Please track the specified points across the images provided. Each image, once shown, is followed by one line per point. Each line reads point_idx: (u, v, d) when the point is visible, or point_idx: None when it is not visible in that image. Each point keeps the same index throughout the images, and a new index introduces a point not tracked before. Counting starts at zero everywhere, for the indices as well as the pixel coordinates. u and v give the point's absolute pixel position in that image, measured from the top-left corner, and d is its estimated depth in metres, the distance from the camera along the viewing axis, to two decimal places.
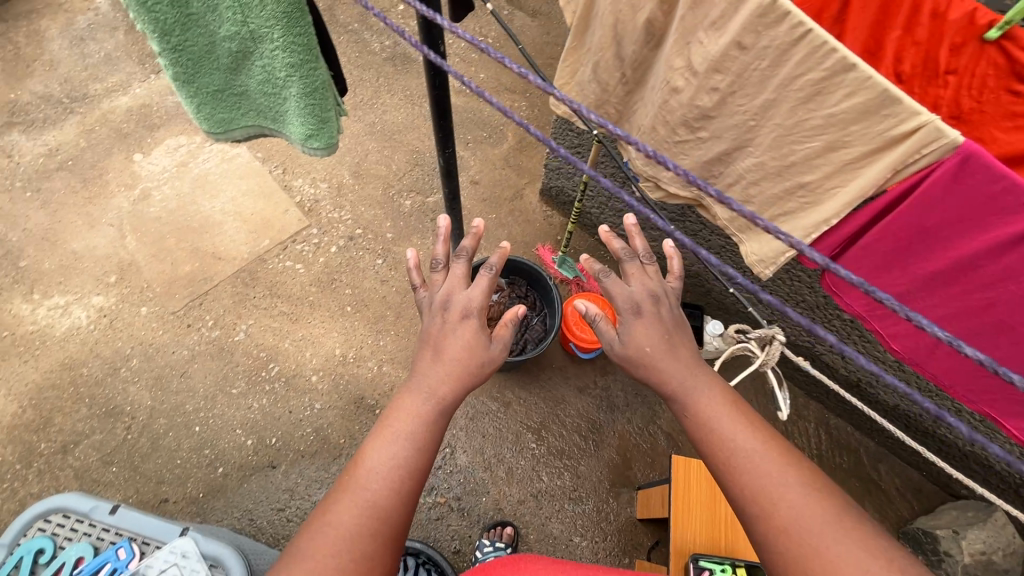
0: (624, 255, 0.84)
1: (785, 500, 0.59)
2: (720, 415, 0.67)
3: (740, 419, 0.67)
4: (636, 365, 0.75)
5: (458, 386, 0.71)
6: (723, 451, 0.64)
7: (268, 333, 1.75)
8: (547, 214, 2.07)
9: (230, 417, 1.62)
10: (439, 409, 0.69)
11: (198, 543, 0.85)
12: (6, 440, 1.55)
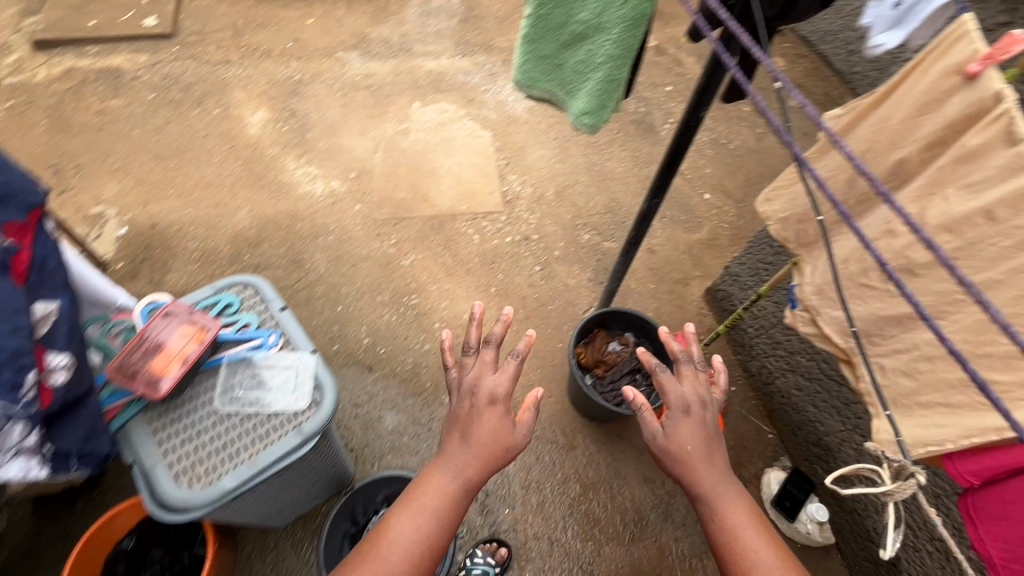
0: (681, 357, 1.06)
1: None
2: (744, 530, 0.89)
3: (760, 538, 0.88)
4: (675, 457, 0.94)
5: (481, 467, 0.92)
6: (745, 560, 0.86)
7: (425, 272, 2.01)
8: (701, 311, 2.06)
9: (363, 315, 1.88)
10: (460, 485, 0.91)
11: (316, 365, 1.06)
12: (228, 240, 2.01)
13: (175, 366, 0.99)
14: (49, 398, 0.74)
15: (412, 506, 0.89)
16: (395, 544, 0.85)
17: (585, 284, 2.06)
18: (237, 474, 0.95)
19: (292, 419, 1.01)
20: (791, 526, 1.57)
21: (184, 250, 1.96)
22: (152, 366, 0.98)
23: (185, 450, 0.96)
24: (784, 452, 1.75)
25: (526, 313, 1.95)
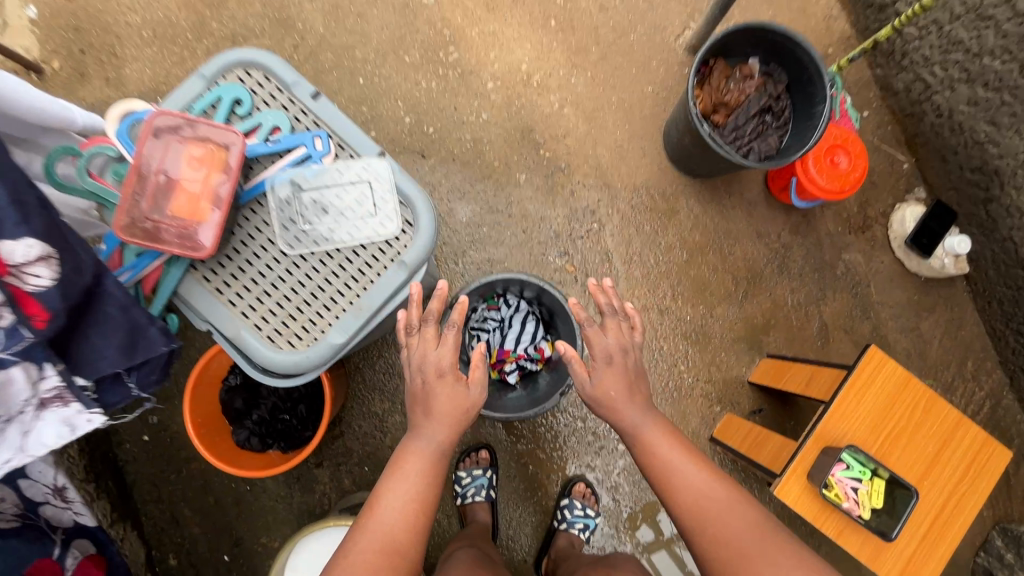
0: (605, 310, 1.06)
1: (710, 508, 0.94)
2: (663, 450, 1.01)
3: (681, 453, 1.00)
4: (600, 403, 1.04)
5: (452, 431, 0.90)
6: (669, 481, 0.98)
7: (458, 11, 1.47)
8: (831, 13, 1.51)
9: (395, 85, 1.45)
10: (439, 451, 0.89)
11: (394, 174, 0.76)
12: (181, 3, 1.44)
13: (207, 208, 0.69)
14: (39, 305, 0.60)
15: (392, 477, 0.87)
16: (386, 513, 0.83)
17: None
18: (344, 323, 0.74)
19: (388, 249, 0.76)
20: (923, 262, 1.43)
21: (128, 27, 1.43)
22: (173, 216, 0.69)
23: (266, 308, 0.74)
24: (920, 184, 1.49)
25: (602, 52, 1.48)
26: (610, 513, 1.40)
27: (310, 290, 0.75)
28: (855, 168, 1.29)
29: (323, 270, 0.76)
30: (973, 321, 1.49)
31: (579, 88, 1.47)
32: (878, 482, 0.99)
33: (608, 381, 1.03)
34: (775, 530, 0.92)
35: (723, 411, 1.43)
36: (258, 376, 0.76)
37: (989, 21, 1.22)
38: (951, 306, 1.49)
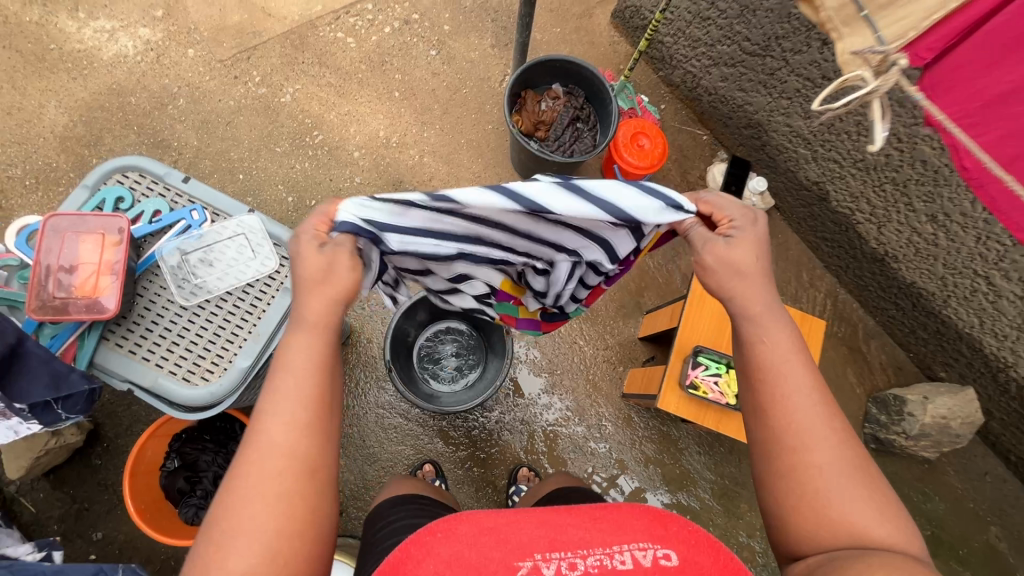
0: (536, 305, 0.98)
1: (818, 474, 0.68)
2: (784, 361, 0.73)
3: (805, 372, 0.73)
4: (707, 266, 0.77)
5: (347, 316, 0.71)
6: (783, 416, 0.71)
7: (314, 102, 1.72)
8: (614, 40, 1.89)
9: (273, 173, 1.65)
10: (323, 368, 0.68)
11: (264, 223, 0.94)
12: (60, 149, 1.59)
13: (106, 280, 0.83)
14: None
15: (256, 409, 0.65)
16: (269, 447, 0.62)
17: (489, 51, 1.83)
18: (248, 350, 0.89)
19: (273, 281, 0.93)
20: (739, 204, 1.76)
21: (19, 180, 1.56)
22: (83, 293, 0.82)
23: (178, 355, 0.88)
24: (720, 148, 1.85)
25: (442, 107, 1.77)
26: None
27: (213, 332, 0.90)
28: (657, 146, 1.60)
29: (221, 312, 0.91)
30: (795, 241, 1.81)
31: (432, 139, 1.74)
32: (732, 372, 1.22)
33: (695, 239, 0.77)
34: (874, 490, 0.69)
35: (627, 368, 1.63)
36: (186, 413, 0.88)
37: (709, 18, 1.59)
38: (775, 234, 1.80)
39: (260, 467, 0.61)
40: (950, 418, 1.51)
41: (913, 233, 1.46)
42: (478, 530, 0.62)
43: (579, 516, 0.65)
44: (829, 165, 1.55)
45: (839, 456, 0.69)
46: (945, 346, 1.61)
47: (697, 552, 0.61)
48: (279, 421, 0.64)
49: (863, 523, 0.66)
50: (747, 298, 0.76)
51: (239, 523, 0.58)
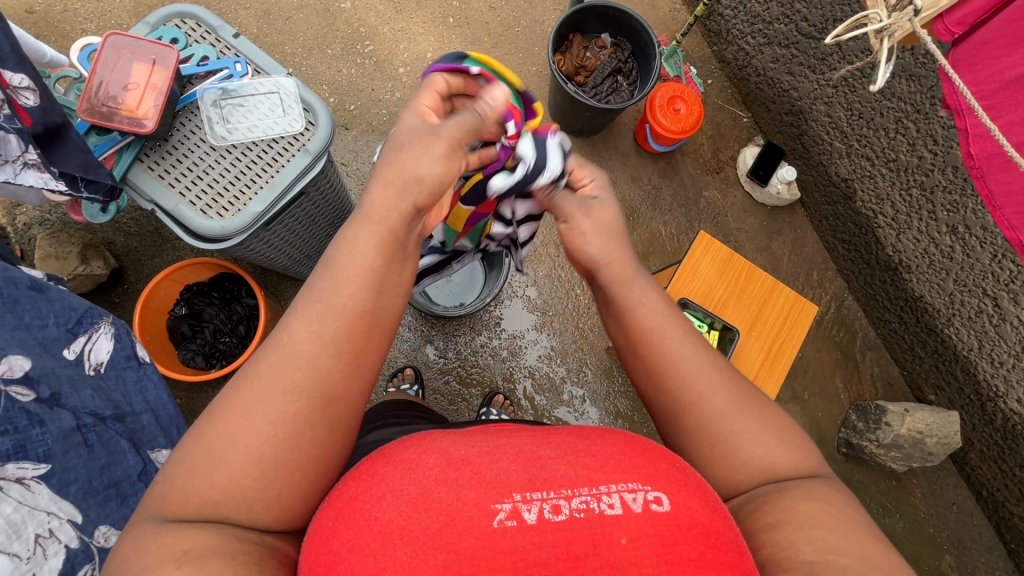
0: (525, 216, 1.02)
1: (720, 431, 0.62)
2: (667, 328, 0.66)
3: (684, 330, 0.67)
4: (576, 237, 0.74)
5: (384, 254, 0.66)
6: (673, 380, 0.64)
7: (372, 13, 1.78)
8: (674, 7, 1.87)
9: (321, 73, 1.73)
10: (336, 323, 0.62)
11: (298, 88, 1.00)
12: (132, 14, 1.69)
13: (150, 100, 0.90)
14: (26, 116, 0.78)
15: (296, 304, 0.63)
16: (258, 385, 0.59)
17: None
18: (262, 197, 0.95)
19: (295, 143, 0.99)
20: (763, 191, 1.74)
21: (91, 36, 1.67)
22: (127, 110, 0.90)
23: (198, 189, 0.96)
24: (758, 133, 1.83)
25: (492, 41, 1.80)
26: None
27: (233, 177, 0.97)
28: (692, 113, 1.61)
29: (244, 161, 0.98)
30: (813, 239, 1.78)
31: None
32: (714, 333, 1.26)
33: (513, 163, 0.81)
34: (779, 413, 0.65)
35: None
36: (193, 243, 0.96)
37: None
38: (795, 228, 1.78)
39: (253, 393, 0.59)
40: (925, 433, 1.55)
41: (931, 244, 1.44)
42: (444, 463, 0.53)
43: (560, 451, 0.56)
44: (862, 163, 1.53)
45: (731, 393, 0.63)
46: (938, 367, 1.60)
47: (686, 497, 0.53)
48: (307, 321, 0.61)
49: (763, 458, 0.61)
50: (619, 266, 0.71)
51: (251, 411, 0.58)
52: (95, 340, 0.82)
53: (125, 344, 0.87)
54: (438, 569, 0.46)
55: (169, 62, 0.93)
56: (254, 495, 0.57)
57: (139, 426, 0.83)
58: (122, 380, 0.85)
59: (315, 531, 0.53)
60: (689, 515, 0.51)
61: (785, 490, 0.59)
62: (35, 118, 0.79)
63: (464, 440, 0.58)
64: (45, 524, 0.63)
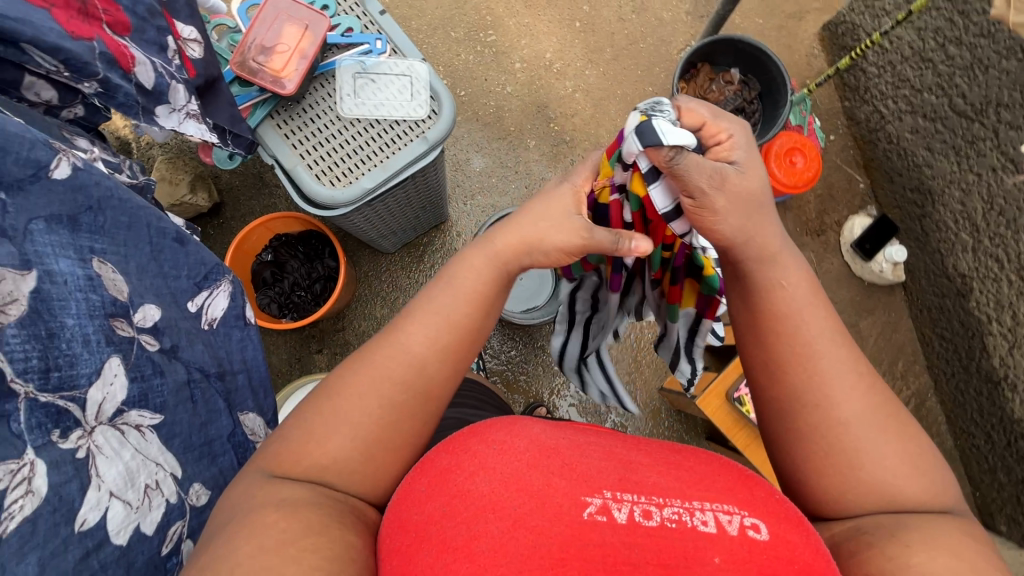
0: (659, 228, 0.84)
1: (843, 432, 0.62)
2: (806, 316, 0.66)
3: (827, 323, 0.67)
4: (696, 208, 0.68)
5: (494, 286, 0.74)
6: (802, 370, 0.65)
7: (501, 4, 1.77)
8: (812, 52, 1.76)
9: (439, 54, 1.74)
10: (450, 330, 0.70)
11: (429, 74, 1.01)
12: None
13: (295, 62, 0.94)
14: (192, 66, 0.83)
15: (410, 308, 0.71)
16: (380, 364, 0.67)
17: (683, 16, 1.78)
18: (374, 175, 0.97)
19: (416, 128, 1.00)
20: (865, 265, 1.63)
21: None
22: (271, 65, 0.93)
23: (319, 154, 0.99)
24: (871, 203, 1.69)
25: (614, 53, 1.76)
26: None
27: (353, 150, 0.99)
28: (809, 169, 1.52)
29: (365, 137, 1.00)
30: (907, 326, 1.65)
31: (591, 80, 1.75)
32: None
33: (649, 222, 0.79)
34: (924, 445, 0.64)
35: None
36: (303, 205, 0.99)
37: (930, 62, 1.44)
38: (889, 311, 1.66)
39: (382, 366, 0.67)
40: None
41: None
42: (535, 450, 0.56)
43: (651, 459, 0.58)
44: (987, 263, 1.41)
45: (873, 416, 0.63)
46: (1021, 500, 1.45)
47: (787, 529, 0.52)
48: (422, 325, 0.70)
49: (892, 481, 0.61)
50: (762, 244, 0.68)
51: (373, 385, 0.66)
52: (213, 295, 0.83)
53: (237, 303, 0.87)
54: (522, 553, 0.48)
55: (319, 29, 0.97)
56: (355, 466, 0.64)
57: (236, 388, 0.82)
58: (229, 340, 0.84)
59: (406, 488, 0.58)
60: (790, 549, 0.50)
61: (905, 522, 0.58)
62: (198, 68, 0.84)
63: (553, 434, 0.61)
64: (154, 474, 0.66)
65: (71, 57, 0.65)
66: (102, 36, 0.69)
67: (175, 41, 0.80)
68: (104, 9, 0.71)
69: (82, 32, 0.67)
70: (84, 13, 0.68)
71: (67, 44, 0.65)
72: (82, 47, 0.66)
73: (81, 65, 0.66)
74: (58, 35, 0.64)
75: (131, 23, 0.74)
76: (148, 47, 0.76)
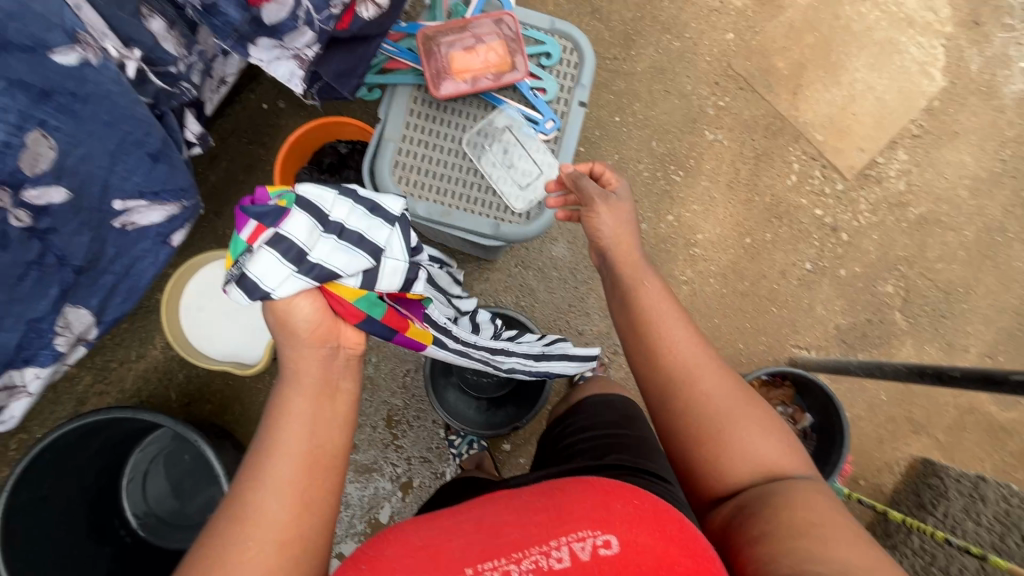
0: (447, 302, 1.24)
1: (707, 403, 0.83)
2: (669, 309, 0.90)
3: (679, 314, 0.90)
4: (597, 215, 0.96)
5: (317, 408, 0.80)
6: (660, 355, 0.87)
7: (713, 163, 1.66)
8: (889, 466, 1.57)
9: (628, 144, 1.65)
10: (310, 436, 0.78)
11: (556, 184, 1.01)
12: None
13: (465, 78, 1.00)
14: (348, 22, 0.96)
15: (252, 471, 0.74)
16: (257, 520, 0.70)
17: (829, 325, 1.62)
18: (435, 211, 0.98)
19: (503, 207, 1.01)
20: None
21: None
22: (446, 61, 1.00)
23: (417, 150, 1.00)
24: None
25: (748, 291, 1.62)
26: (359, 503, 1.51)
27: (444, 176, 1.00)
28: None
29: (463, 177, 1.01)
30: None
31: (708, 288, 1.62)
32: None
33: (597, 220, 0.94)
34: (760, 403, 0.85)
35: None
36: (364, 172, 0.98)
37: None
38: None
39: (257, 529, 0.70)
40: None
41: None
42: (405, 551, 0.61)
43: (515, 513, 0.64)
44: None
45: (698, 403, 0.83)
46: None
47: (638, 532, 0.60)
48: (258, 484, 0.73)
49: (751, 445, 0.80)
50: (628, 247, 0.94)
51: (254, 534, 0.70)
52: (152, 208, 1.00)
53: (169, 227, 1.05)
54: None
55: (506, 73, 1.00)
56: None
57: (93, 282, 0.98)
58: (133, 244, 1.01)
59: None
60: (638, 558, 0.58)
61: (771, 484, 0.76)
62: (351, 26, 0.97)
63: (425, 522, 0.66)
64: None
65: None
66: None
67: (348, 1, 0.93)
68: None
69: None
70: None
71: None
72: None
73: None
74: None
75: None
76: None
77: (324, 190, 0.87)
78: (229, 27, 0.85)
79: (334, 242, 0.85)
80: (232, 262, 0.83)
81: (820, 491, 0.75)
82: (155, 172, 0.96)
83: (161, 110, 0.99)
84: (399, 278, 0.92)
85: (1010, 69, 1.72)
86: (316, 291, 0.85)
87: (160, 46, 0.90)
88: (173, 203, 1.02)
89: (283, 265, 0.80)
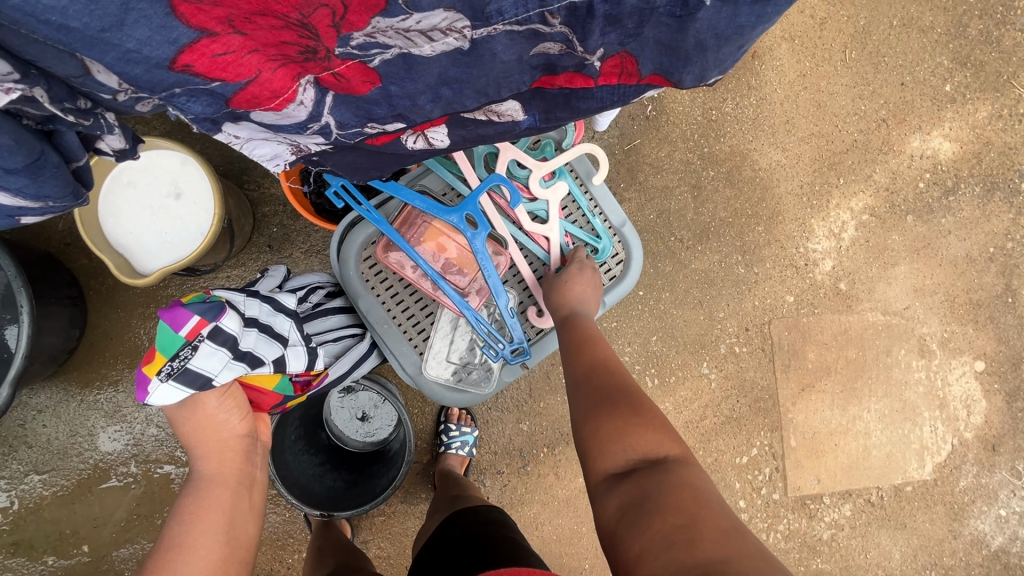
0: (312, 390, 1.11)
1: (596, 399, 0.83)
2: (592, 342, 0.93)
3: (597, 345, 0.92)
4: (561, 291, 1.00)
5: (227, 491, 0.77)
6: (574, 379, 0.89)
7: (689, 394, 1.56)
8: None
9: (634, 323, 1.53)
10: (224, 516, 0.75)
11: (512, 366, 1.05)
12: (736, 148, 1.56)
13: (435, 255, 1.01)
14: (384, 141, 0.64)
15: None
16: None
17: None
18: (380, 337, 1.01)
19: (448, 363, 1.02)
20: None
21: (727, 97, 1.55)
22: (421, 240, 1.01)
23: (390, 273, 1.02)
24: None
25: None
26: (151, 443, 1.41)
27: (407, 309, 1.02)
28: None
29: (422, 319, 1.03)
30: None
31: None
32: None
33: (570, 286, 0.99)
34: (648, 409, 0.79)
35: None
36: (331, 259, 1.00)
37: None
38: None
39: None
40: None
41: None
42: None
43: None
44: None
45: (596, 394, 0.84)
46: None
47: None
48: None
49: (638, 443, 0.75)
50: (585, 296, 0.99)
51: None
52: None
53: (23, 211, 0.53)
54: None
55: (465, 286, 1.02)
56: None
57: None
58: None
59: None
60: None
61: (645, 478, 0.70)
62: (385, 145, 0.65)
63: None
64: None
65: (126, 75, 0.42)
66: (262, 80, 0.46)
67: (398, 130, 0.59)
68: (331, 70, 0.47)
69: (220, 74, 0.44)
70: (288, 57, 0.45)
71: (146, 73, 0.42)
72: (170, 78, 0.43)
73: (146, 88, 0.43)
74: (146, 62, 0.41)
75: (364, 93, 0.51)
76: (347, 107, 0.53)
77: (233, 292, 0.85)
78: (201, 119, 0.49)
79: (257, 334, 0.82)
80: (162, 362, 0.74)
81: (691, 483, 0.68)
82: (4, 182, 0.47)
83: (55, 124, 0.48)
84: (305, 353, 0.90)
85: (989, 507, 1.66)
86: (235, 381, 0.81)
87: (84, 73, 0.43)
88: (33, 206, 0.52)
89: (220, 355, 0.76)
